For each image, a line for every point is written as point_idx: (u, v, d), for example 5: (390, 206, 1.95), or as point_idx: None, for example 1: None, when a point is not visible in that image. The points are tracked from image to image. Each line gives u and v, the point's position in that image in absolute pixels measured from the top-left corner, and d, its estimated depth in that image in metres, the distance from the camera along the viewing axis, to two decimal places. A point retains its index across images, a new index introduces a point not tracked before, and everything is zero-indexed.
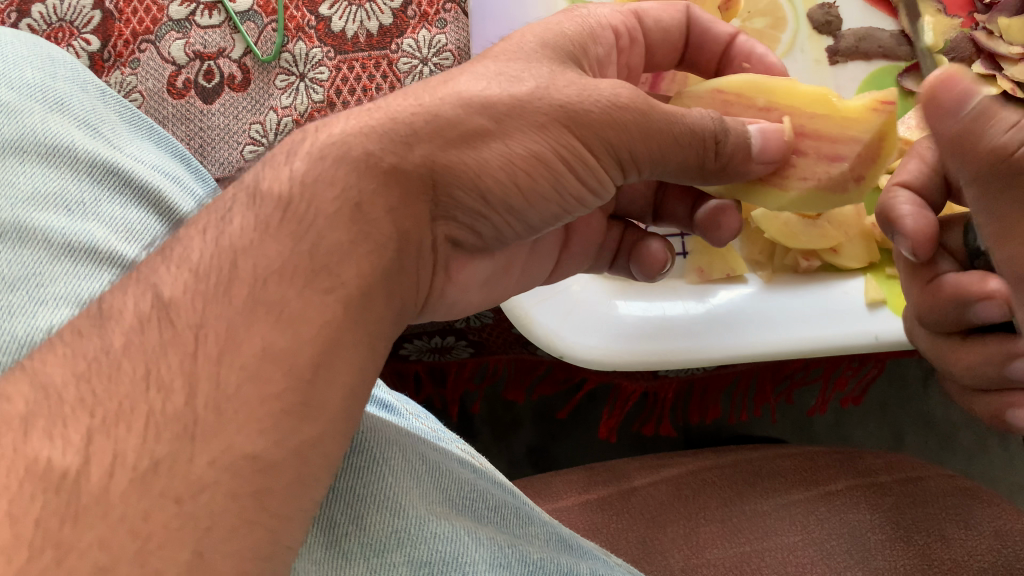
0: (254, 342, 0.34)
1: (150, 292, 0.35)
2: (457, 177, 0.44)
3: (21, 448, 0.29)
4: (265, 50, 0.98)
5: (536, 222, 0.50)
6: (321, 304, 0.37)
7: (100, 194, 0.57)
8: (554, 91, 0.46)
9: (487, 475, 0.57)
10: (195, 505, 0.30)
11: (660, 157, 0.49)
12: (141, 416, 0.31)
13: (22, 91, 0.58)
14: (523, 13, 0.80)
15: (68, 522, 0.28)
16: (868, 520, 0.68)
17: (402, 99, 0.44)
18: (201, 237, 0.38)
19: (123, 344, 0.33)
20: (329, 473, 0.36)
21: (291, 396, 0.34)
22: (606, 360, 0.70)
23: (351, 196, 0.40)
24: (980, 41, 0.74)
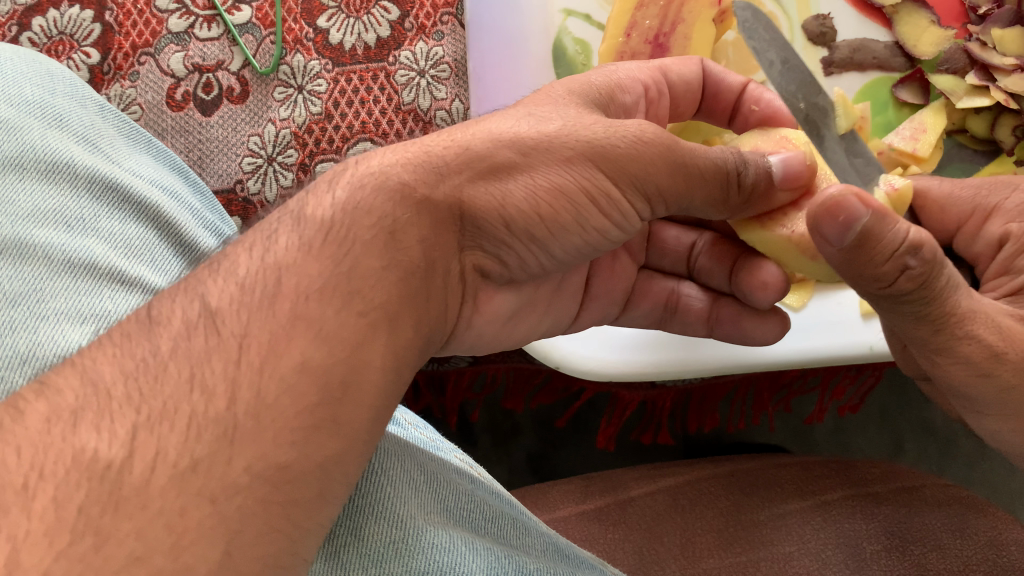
0: (293, 355, 0.36)
1: (198, 301, 0.36)
2: (485, 212, 0.46)
3: (70, 438, 0.30)
4: (264, 62, 0.98)
5: (559, 254, 0.51)
6: (354, 325, 0.38)
7: (100, 210, 0.57)
8: (581, 128, 0.48)
9: (485, 484, 0.57)
10: (228, 506, 0.31)
11: (683, 191, 0.50)
12: (184, 417, 0.32)
13: (20, 108, 0.59)
14: (518, 27, 0.80)
15: (109, 510, 0.29)
16: (863, 529, 0.68)
17: (433, 139, 0.47)
18: (247, 254, 0.39)
19: (170, 348, 0.34)
20: (350, 486, 0.37)
21: (323, 410, 0.35)
22: (600, 371, 0.70)
23: (385, 223, 0.42)
24: (974, 53, 0.76)
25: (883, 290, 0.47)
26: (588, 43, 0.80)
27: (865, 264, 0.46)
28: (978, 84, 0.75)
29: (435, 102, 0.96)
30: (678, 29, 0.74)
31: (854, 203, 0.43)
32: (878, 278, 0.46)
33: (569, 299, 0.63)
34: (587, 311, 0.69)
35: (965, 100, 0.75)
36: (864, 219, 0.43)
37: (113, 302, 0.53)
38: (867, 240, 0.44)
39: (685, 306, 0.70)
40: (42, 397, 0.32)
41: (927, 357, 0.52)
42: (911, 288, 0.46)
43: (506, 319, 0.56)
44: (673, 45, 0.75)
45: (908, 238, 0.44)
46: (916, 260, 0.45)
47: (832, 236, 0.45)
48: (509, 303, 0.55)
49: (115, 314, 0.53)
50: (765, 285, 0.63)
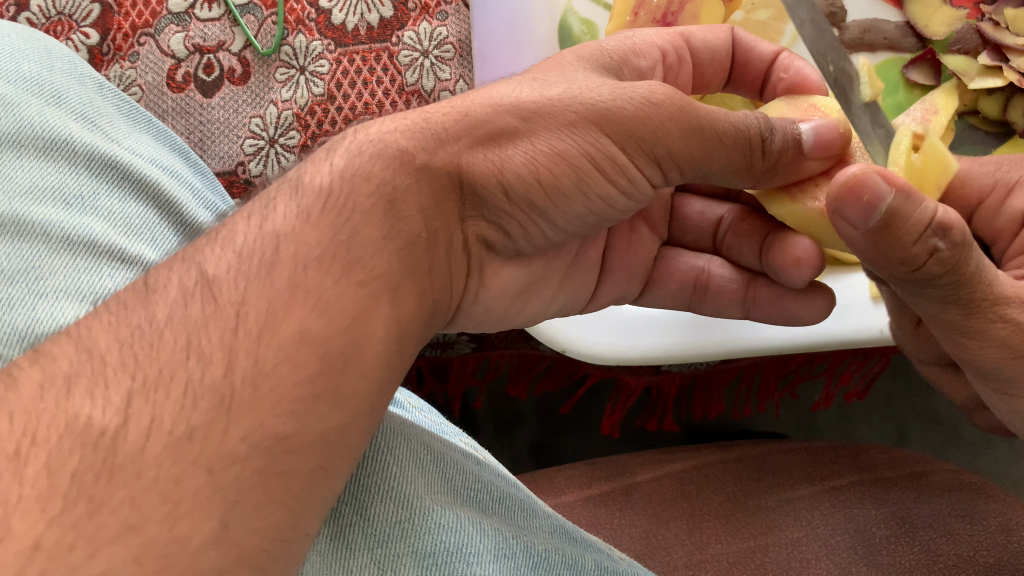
0: (292, 324, 0.35)
1: (195, 269, 0.36)
2: (481, 178, 0.46)
3: (63, 404, 0.30)
4: (265, 43, 0.97)
5: (562, 222, 0.50)
6: (355, 295, 0.38)
7: (98, 187, 0.56)
8: (585, 93, 0.47)
9: (492, 468, 0.56)
10: (224, 476, 0.31)
11: (700, 156, 0.48)
12: (180, 385, 0.32)
13: (18, 84, 0.58)
14: (524, 5, 0.79)
15: (103, 478, 0.29)
16: (873, 515, 0.67)
17: (441, 111, 0.47)
18: (246, 223, 0.39)
19: (166, 315, 0.34)
20: (351, 462, 0.37)
21: (322, 380, 0.35)
22: (607, 355, 0.69)
23: (385, 191, 0.42)
24: (986, 33, 0.74)
25: (912, 275, 0.46)
26: (594, 23, 0.80)
27: (890, 249, 0.45)
28: (990, 64, 0.73)
29: (439, 82, 0.95)
30: (686, 9, 0.74)
31: (875, 181, 0.43)
32: (907, 262, 0.45)
33: (587, 272, 0.62)
34: (606, 288, 0.64)
35: (976, 81, 0.73)
36: (888, 198, 0.43)
37: (111, 279, 0.52)
38: (894, 222, 0.43)
39: (717, 286, 0.65)
40: (36, 363, 0.31)
41: (954, 340, 0.52)
42: (941, 270, 0.45)
43: (513, 297, 0.55)
44: (681, 23, 0.75)
45: (936, 217, 0.43)
46: (945, 241, 0.44)
47: (856, 219, 0.44)
48: (517, 279, 0.54)
49: (112, 291, 0.52)
50: (798, 262, 0.56)
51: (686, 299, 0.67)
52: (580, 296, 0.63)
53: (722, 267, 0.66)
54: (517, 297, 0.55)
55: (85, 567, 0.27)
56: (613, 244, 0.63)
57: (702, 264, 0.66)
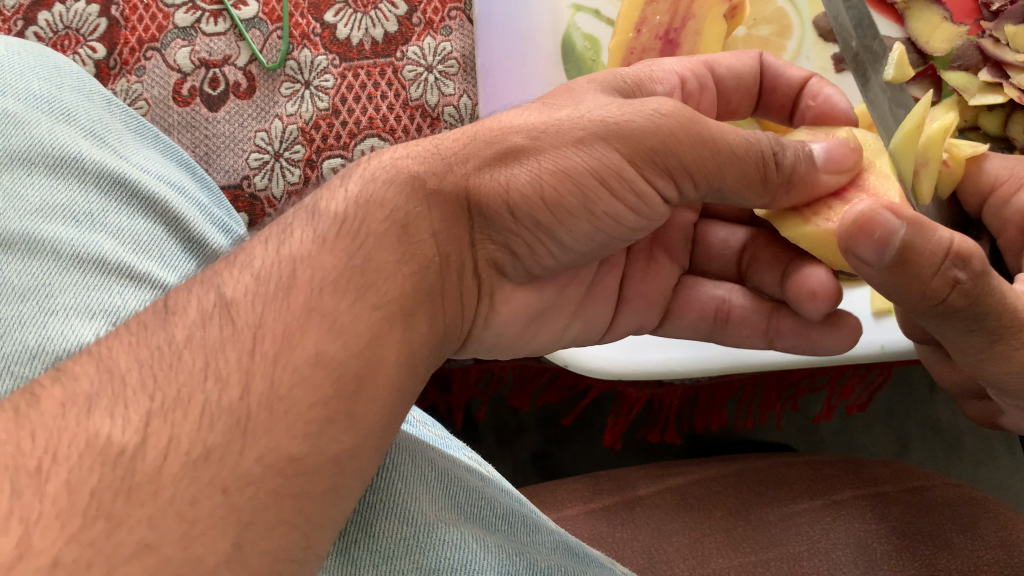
0: (308, 347, 0.36)
1: (213, 292, 0.37)
2: (489, 197, 0.47)
3: (84, 423, 0.31)
4: (271, 57, 0.98)
5: (569, 242, 0.50)
6: (369, 318, 0.38)
7: (108, 205, 0.57)
8: (591, 113, 0.48)
9: (496, 484, 0.57)
10: (239, 497, 0.31)
11: (715, 168, 0.48)
12: (198, 406, 0.32)
13: (29, 102, 0.58)
14: (527, 22, 0.80)
15: (121, 497, 0.29)
16: (873, 530, 0.68)
17: (450, 142, 0.48)
18: (263, 248, 0.40)
19: (185, 337, 0.35)
20: (365, 484, 0.37)
21: (336, 402, 0.36)
22: (604, 370, 0.70)
23: (397, 216, 0.43)
24: (986, 49, 0.75)
25: (932, 305, 0.46)
26: (597, 39, 0.80)
27: (910, 283, 0.45)
28: (990, 81, 0.74)
29: (443, 97, 0.95)
30: (689, 24, 0.73)
31: (886, 216, 0.43)
32: (928, 295, 0.45)
33: (603, 304, 0.62)
34: (622, 319, 0.64)
35: (977, 97, 0.74)
36: (901, 231, 0.43)
37: (122, 296, 0.53)
38: (909, 257, 0.44)
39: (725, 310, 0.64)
40: (58, 383, 0.32)
41: (978, 365, 0.52)
42: (964, 302, 0.46)
43: (528, 320, 0.55)
44: (684, 41, 0.75)
45: (954, 249, 0.44)
46: (965, 271, 0.44)
47: (868, 256, 0.44)
48: (530, 304, 0.54)
49: (123, 310, 0.52)
50: (814, 295, 0.57)
51: (707, 329, 0.66)
52: (597, 324, 0.62)
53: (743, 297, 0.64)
54: (534, 319, 0.56)
55: None
56: (629, 273, 0.63)
57: (723, 293, 0.65)
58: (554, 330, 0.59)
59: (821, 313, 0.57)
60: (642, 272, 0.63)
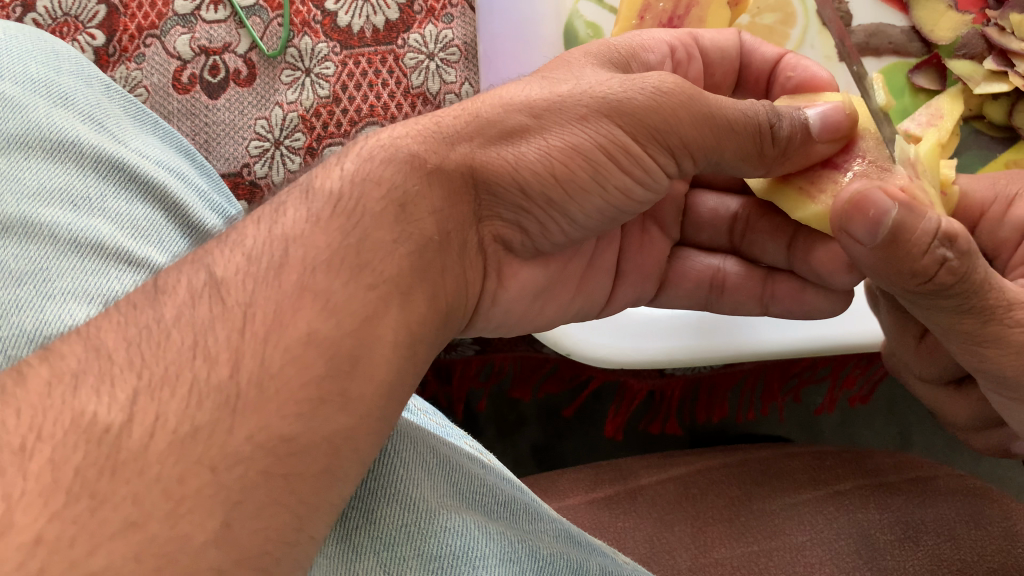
0: (299, 325, 0.35)
1: (204, 271, 0.36)
2: (497, 175, 0.46)
3: (70, 400, 0.30)
4: (271, 44, 0.97)
5: (581, 219, 0.50)
6: (364, 298, 0.38)
7: (106, 189, 0.56)
8: (594, 87, 0.48)
9: (496, 471, 0.56)
10: (228, 476, 0.31)
11: (713, 143, 0.49)
12: (186, 384, 0.32)
13: (26, 85, 0.58)
14: (531, 9, 0.79)
15: (106, 474, 0.29)
16: (877, 519, 0.67)
17: (454, 118, 0.47)
18: (256, 227, 0.39)
19: (174, 316, 0.34)
20: (361, 467, 0.37)
21: (329, 382, 0.35)
22: (609, 358, 0.69)
23: (395, 195, 0.43)
24: (992, 38, 0.75)
25: (921, 284, 0.46)
26: (599, 26, 0.80)
27: (901, 262, 0.45)
28: (995, 69, 0.73)
29: (444, 85, 0.95)
30: (692, 12, 0.74)
31: (879, 197, 0.43)
32: (918, 274, 0.45)
33: (601, 277, 0.61)
34: (619, 295, 0.63)
35: (982, 85, 0.73)
36: (893, 212, 0.43)
37: (119, 281, 0.52)
38: (901, 235, 0.43)
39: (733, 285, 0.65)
40: (45, 363, 0.32)
41: (970, 348, 0.51)
42: (952, 280, 0.45)
43: (534, 295, 0.55)
44: (687, 27, 0.74)
45: (943, 230, 0.43)
46: (953, 250, 0.44)
47: (862, 236, 0.44)
48: (536, 280, 0.54)
49: (120, 294, 0.52)
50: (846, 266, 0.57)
51: (703, 298, 0.66)
52: (598, 298, 0.61)
53: (737, 265, 0.65)
54: (538, 296, 0.55)
55: (84, 563, 0.27)
56: (625, 247, 0.62)
57: (716, 263, 0.65)
58: (556, 309, 0.58)
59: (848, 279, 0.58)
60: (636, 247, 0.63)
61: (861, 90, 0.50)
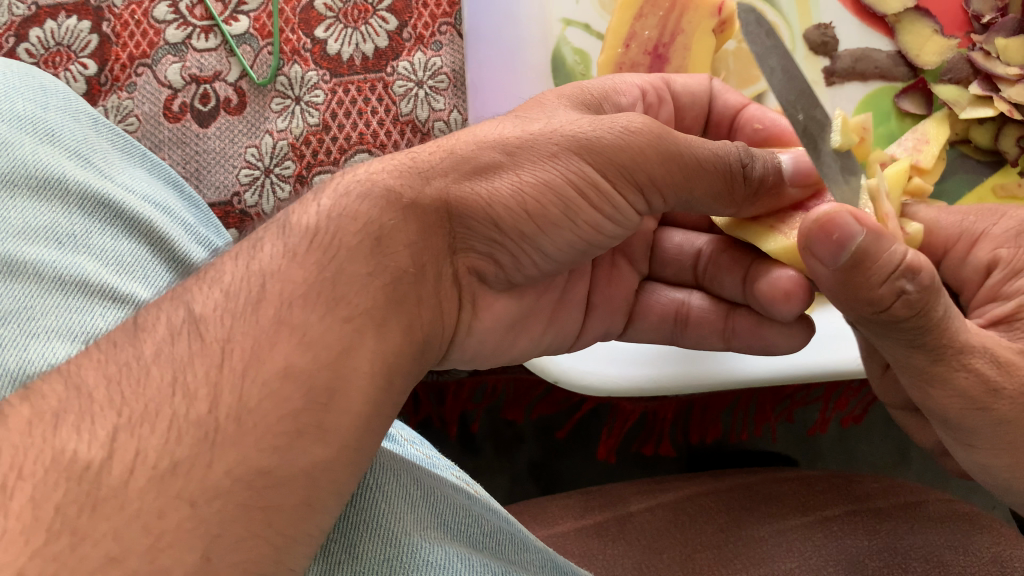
0: (276, 360, 0.36)
1: (183, 308, 0.37)
2: (470, 208, 0.46)
3: (51, 439, 0.31)
4: (262, 73, 0.98)
5: (553, 253, 0.50)
6: (340, 330, 0.38)
7: (91, 226, 0.57)
8: (565, 126, 0.48)
9: (482, 500, 0.57)
10: (207, 509, 0.31)
11: (684, 181, 0.49)
12: (165, 420, 0.32)
13: (12, 123, 0.58)
14: (517, 36, 0.80)
15: (87, 510, 0.29)
16: (864, 546, 0.67)
17: (425, 154, 0.48)
18: (233, 263, 0.39)
19: (154, 352, 0.35)
20: (340, 500, 0.37)
21: (306, 415, 0.35)
22: (599, 387, 0.69)
23: (371, 228, 0.43)
24: (977, 62, 0.75)
25: (877, 312, 0.47)
26: (587, 53, 0.80)
27: (860, 288, 0.46)
28: (980, 94, 0.74)
29: (433, 113, 0.95)
30: (678, 39, 0.74)
31: (848, 221, 0.43)
32: (873, 303, 0.46)
33: (574, 309, 0.61)
34: (590, 325, 0.64)
35: (967, 110, 0.74)
36: (859, 237, 0.44)
37: (103, 317, 0.53)
38: (864, 262, 0.44)
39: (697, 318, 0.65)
40: (26, 401, 0.32)
41: (919, 385, 0.52)
42: (907, 313, 0.46)
43: (507, 328, 0.55)
44: (672, 56, 0.75)
45: (905, 261, 0.44)
46: (914, 283, 0.45)
47: (823, 257, 0.45)
48: (511, 311, 0.54)
49: (104, 332, 0.52)
50: (789, 295, 0.56)
51: (670, 331, 0.66)
52: (569, 332, 0.62)
53: (702, 299, 0.65)
54: (513, 326, 0.55)
55: None
56: (595, 281, 0.63)
57: (680, 297, 0.66)
58: (531, 339, 0.58)
59: (794, 315, 0.56)
60: (606, 284, 0.64)
61: (807, 142, 0.48)
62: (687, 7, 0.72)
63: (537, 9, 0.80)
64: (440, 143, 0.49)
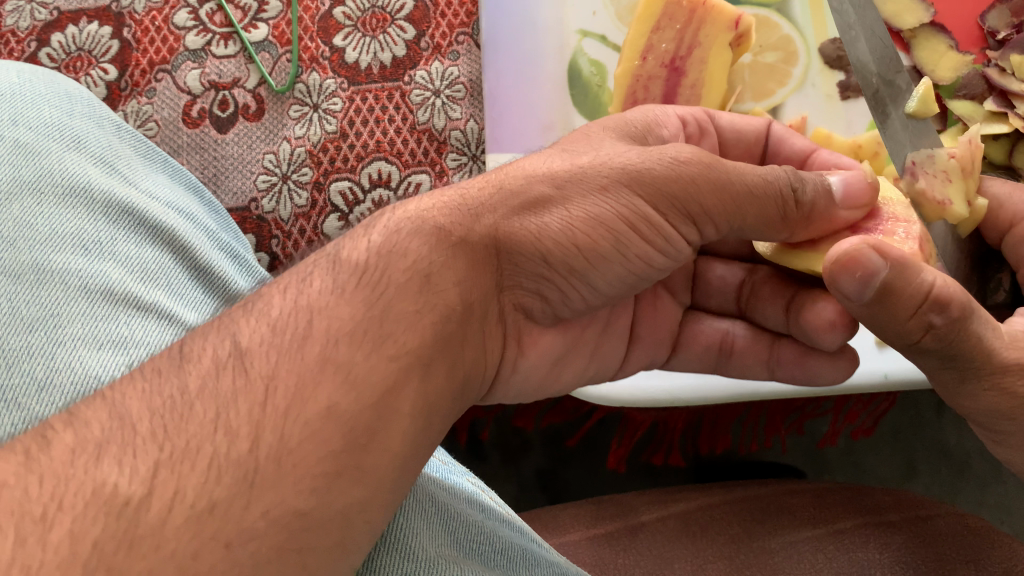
0: (319, 399, 0.36)
1: (229, 340, 0.38)
2: (521, 244, 0.47)
3: (92, 471, 0.32)
4: (279, 81, 0.99)
5: (602, 287, 0.51)
6: (385, 369, 0.39)
7: (116, 233, 0.57)
8: (616, 158, 0.49)
9: (501, 518, 0.57)
10: (242, 551, 0.32)
11: (734, 210, 0.49)
12: (205, 458, 0.33)
13: (39, 131, 0.59)
14: (534, 48, 0.80)
15: (123, 548, 0.30)
16: (877, 559, 0.68)
17: (473, 189, 0.49)
18: (281, 296, 0.40)
19: (199, 387, 0.35)
20: (372, 537, 0.37)
21: (345, 456, 0.36)
22: (610, 397, 0.70)
23: (421, 266, 0.44)
24: (992, 79, 0.75)
25: (908, 341, 0.48)
26: (602, 63, 0.80)
27: (888, 320, 0.47)
28: (995, 110, 0.74)
29: (449, 121, 0.96)
30: (694, 52, 0.74)
31: (870, 259, 0.43)
32: (903, 334, 0.47)
33: (618, 343, 0.61)
34: (634, 356, 0.63)
35: (982, 126, 0.74)
36: (882, 272, 0.44)
37: (128, 326, 0.53)
38: (888, 294, 0.45)
39: (742, 348, 0.65)
40: (69, 428, 0.33)
41: (951, 396, 0.53)
42: (937, 343, 0.47)
43: (552, 364, 0.55)
44: (689, 68, 0.75)
45: (934, 293, 0.45)
46: (942, 317, 0.45)
47: (851, 293, 0.45)
48: (557, 346, 0.55)
49: (132, 340, 0.53)
50: (833, 325, 0.56)
51: (713, 361, 0.66)
52: (611, 363, 0.62)
53: (749, 329, 0.65)
54: (557, 361, 0.56)
55: None
56: (638, 313, 0.62)
57: (726, 326, 0.65)
58: (577, 371, 0.59)
59: (837, 343, 0.57)
60: (650, 322, 0.63)
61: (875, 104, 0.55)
62: (705, 20, 0.73)
63: (555, 20, 0.81)
64: (486, 177, 0.50)
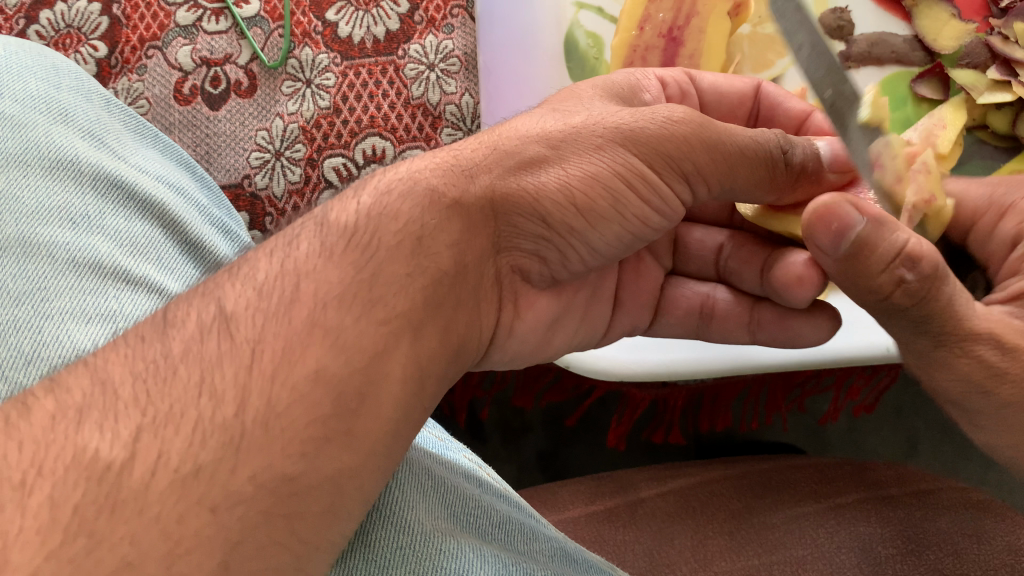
0: (308, 363, 0.35)
1: (214, 305, 0.37)
2: (517, 203, 0.46)
3: (73, 436, 0.31)
4: (272, 56, 0.97)
5: (601, 247, 0.50)
6: (375, 334, 0.38)
7: (104, 207, 0.57)
8: (608, 118, 0.48)
9: (497, 492, 0.57)
10: (228, 516, 0.31)
11: (727, 168, 0.49)
12: (190, 422, 0.32)
13: (26, 104, 0.58)
14: (530, 19, 0.79)
15: (105, 513, 0.29)
16: (878, 533, 0.67)
17: (469, 152, 0.48)
18: (268, 260, 0.39)
19: (182, 351, 0.34)
20: (363, 504, 0.37)
21: (335, 421, 0.35)
22: (609, 371, 0.68)
23: (412, 229, 0.43)
24: (995, 46, 0.74)
25: (881, 300, 0.47)
26: (599, 36, 0.79)
27: (863, 278, 0.46)
28: (999, 78, 0.73)
29: (444, 95, 0.95)
30: (692, 22, 0.73)
31: (845, 208, 0.45)
32: (876, 290, 0.46)
33: (602, 307, 0.60)
34: (617, 322, 0.63)
35: (985, 95, 0.73)
36: (858, 225, 0.45)
37: (117, 299, 0.52)
38: (864, 249, 0.45)
39: (722, 312, 0.64)
40: (50, 394, 0.32)
41: (927, 366, 0.52)
42: (909, 303, 0.46)
43: (546, 327, 0.55)
44: (687, 39, 0.74)
45: (906, 247, 0.44)
46: (913, 273, 0.44)
47: (827, 245, 0.46)
48: (551, 311, 0.54)
49: (120, 313, 0.52)
50: (800, 282, 0.55)
51: (694, 325, 0.65)
52: (597, 329, 0.61)
53: (728, 294, 0.64)
54: (549, 328, 0.55)
55: None
56: (622, 278, 0.62)
57: (706, 290, 0.65)
58: (566, 338, 0.58)
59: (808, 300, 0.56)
60: (633, 291, 0.63)
61: None
62: None
63: None
64: (480, 140, 0.49)
